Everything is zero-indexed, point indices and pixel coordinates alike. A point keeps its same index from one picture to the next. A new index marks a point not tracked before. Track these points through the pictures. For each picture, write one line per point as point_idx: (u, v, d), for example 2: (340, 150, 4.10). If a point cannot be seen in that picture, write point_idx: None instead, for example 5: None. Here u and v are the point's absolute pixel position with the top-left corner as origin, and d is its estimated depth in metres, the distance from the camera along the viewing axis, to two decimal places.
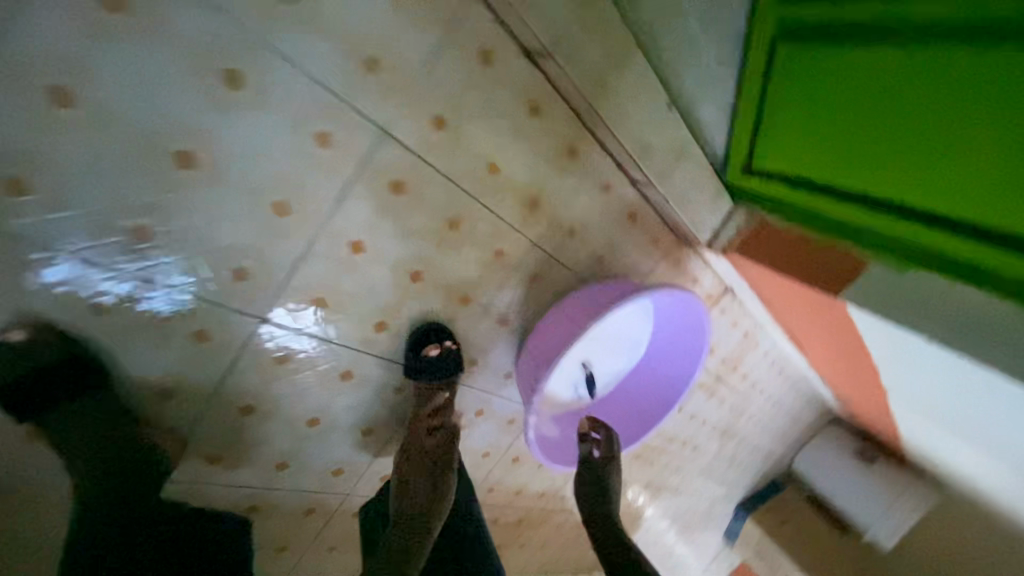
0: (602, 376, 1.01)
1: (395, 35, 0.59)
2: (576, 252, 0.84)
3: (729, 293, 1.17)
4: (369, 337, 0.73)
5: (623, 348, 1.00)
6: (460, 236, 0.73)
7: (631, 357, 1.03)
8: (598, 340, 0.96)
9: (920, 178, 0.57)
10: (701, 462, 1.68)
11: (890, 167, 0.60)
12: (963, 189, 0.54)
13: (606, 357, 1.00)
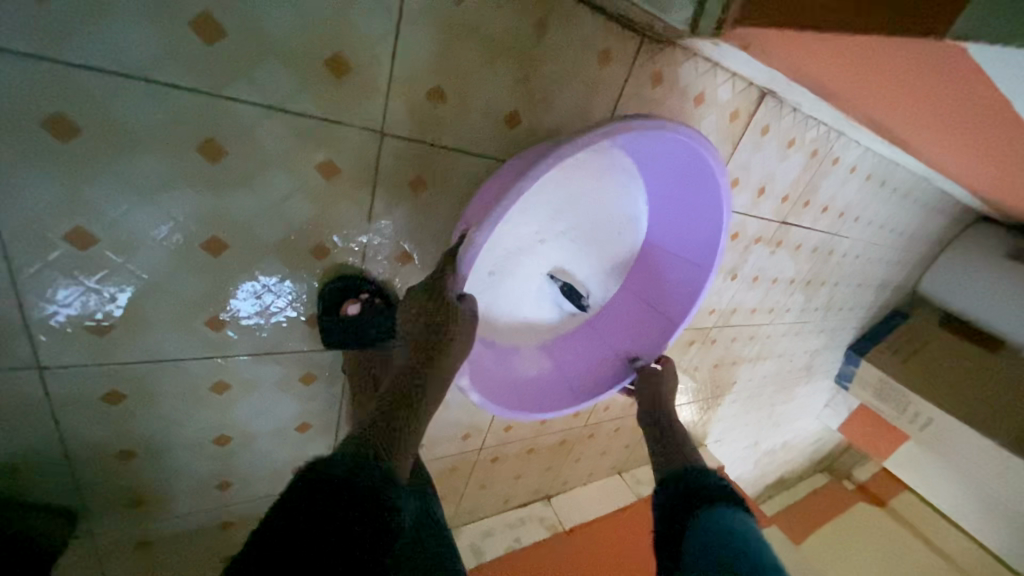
0: (588, 279, 0.74)
1: None
2: (467, 123, 0.53)
3: (767, 97, 0.76)
4: (214, 340, 0.54)
5: (603, 232, 0.71)
6: (240, 162, 0.45)
7: (622, 242, 0.74)
8: (558, 234, 0.68)
9: None
10: (785, 323, 1.37)
11: None
12: None
13: (582, 253, 0.72)
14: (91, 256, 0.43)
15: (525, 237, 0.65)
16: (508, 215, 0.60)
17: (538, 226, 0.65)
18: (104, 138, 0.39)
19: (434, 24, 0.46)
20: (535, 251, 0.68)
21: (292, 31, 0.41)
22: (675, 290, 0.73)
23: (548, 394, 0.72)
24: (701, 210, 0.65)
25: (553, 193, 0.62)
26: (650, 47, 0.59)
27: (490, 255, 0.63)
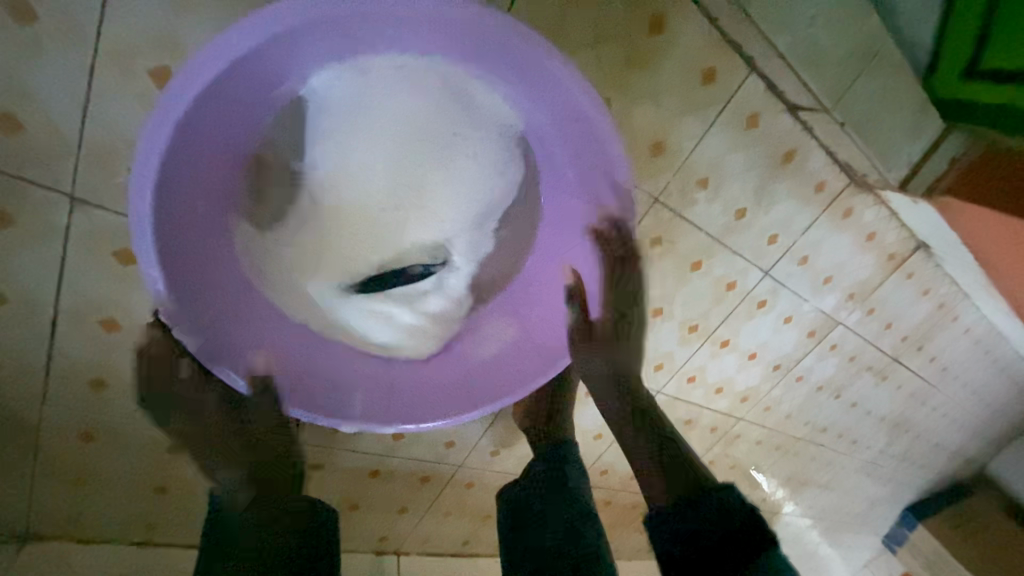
0: (452, 222, 0.55)
1: None
2: (711, 208, 0.68)
3: (920, 249, 0.89)
4: None
5: (464, 153, 0.52)
6: None
7: (469, 173, 0.53)
8: (388, 172, 0.51)
9: None
10: (860, 458, 1.39)
11: None
12: None
13: (397, 173, 0.51)
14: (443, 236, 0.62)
15: (309, 175, 0.49)
16: (278, 143, 0.47)
17: (311, 161, 0.49)
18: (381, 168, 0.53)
19: (726, 136, 0.62)
20: (311, 197, 0.50)
21: (643, 122, 0.58)
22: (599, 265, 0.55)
23: (477, 389, 0.55)
24: (585, 151, 0.49)
25: (337, 116, 0.48)
26: (854, 188, 0.74)
27: (273, 217, 0.50)
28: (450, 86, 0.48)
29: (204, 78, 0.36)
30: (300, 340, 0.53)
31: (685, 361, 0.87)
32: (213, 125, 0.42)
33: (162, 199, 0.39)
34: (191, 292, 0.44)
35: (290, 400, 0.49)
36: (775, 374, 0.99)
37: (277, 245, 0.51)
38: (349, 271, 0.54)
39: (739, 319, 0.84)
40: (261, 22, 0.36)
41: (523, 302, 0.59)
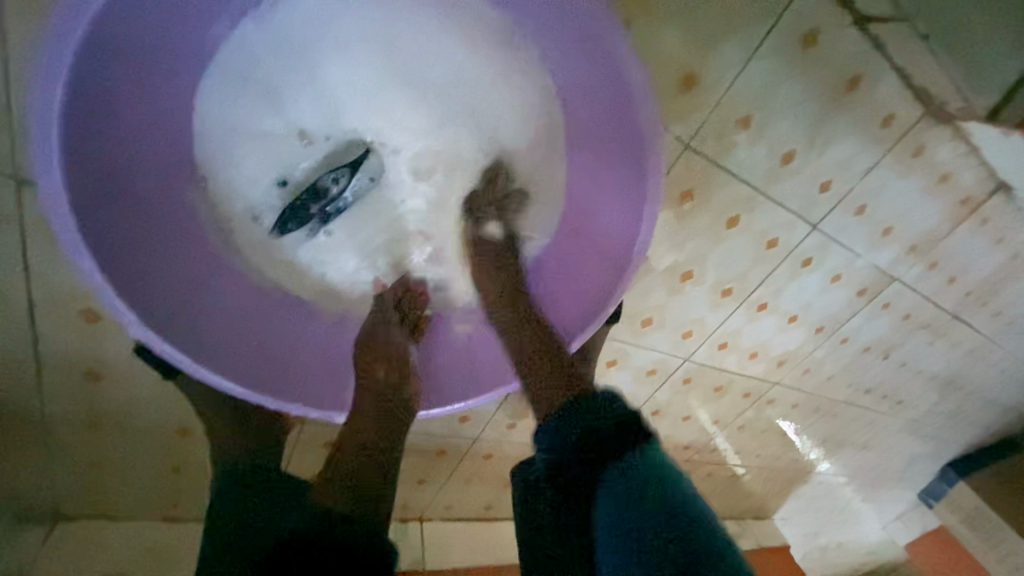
0: (451, 164, 0.48)
1: None
2: (753, 151, 0.57)
3: (1002, 190, 0.76)
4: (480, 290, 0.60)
5: (462, 90, 0.45)
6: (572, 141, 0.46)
7: (466, 115, 0.46)
8: (352, 93, 0.43)
9: None
10: (903, 418, 1.31)
11: None
12: None
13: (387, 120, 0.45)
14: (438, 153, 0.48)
15: (290, 117, 0.43)
16: (248, 87, 0.40)
17: (295, 103, 0.43)
18: (350, 97, 0.43)
19: (776, 62, 0.51)
20: (294, 144, 0.44)
21: (677, 52, 0.47)
22: (619, 200, 0.45)
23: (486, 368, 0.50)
24: (612, 95, 0.39)
25: (321, 55, 0.41)
26: (929, 120, 0.62)
27: (254, 177, 0.44)
28: (439, 17, 0.41)
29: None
30: (283, 323, 0.47)
31: (717, 326, 0.79)
32: (142, 65, 0.35)
33: (79, 171, 0.33)
34: (140, 268, 0.38)
35: (251, 386, 0.43)
36: (817, 336, 0.90)
37: (252, 220, 0.45)
38: (265, 195, 0.44)
39: (781, 278, 0.75)
40: None
41: (536, 266, 0.52)
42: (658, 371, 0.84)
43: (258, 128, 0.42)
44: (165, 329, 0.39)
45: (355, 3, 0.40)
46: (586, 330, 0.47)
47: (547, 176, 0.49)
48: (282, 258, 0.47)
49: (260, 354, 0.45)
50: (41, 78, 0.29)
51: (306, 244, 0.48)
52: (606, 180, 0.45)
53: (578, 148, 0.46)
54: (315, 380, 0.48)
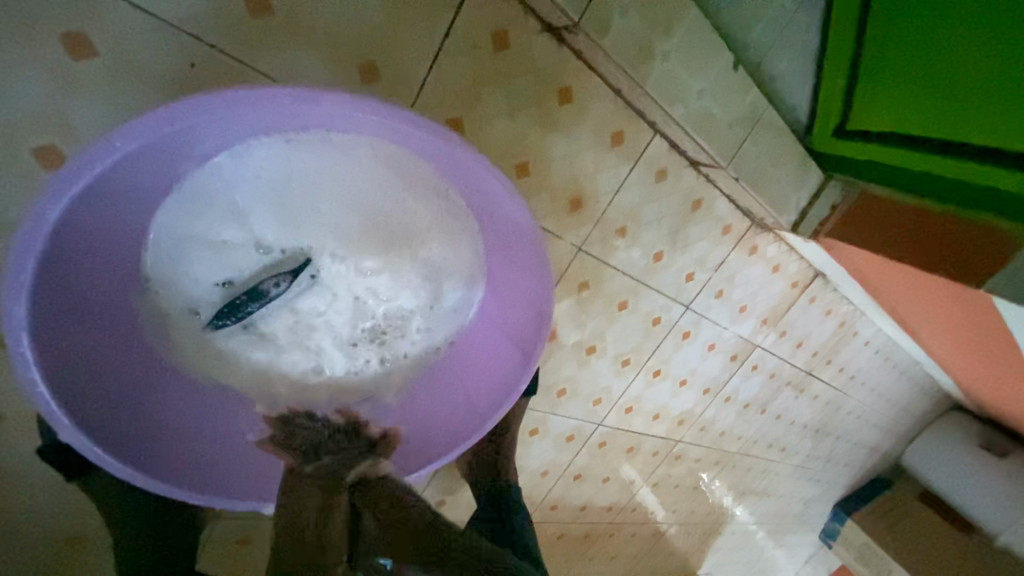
0: (394, 273, 0.53)
1: (386, 28, 0.44)
2: (631, 252, 0.72)
3: (818, 276, 0.99)
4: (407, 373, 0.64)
5: (412, 216, 0.50)
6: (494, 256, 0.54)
7: (413, 232, 0.51)
8: (305, 216, 0.47)
9: (945, 113, 0.54)
10: (790, 464, 1.49)
11: (919, 113, 0.57)
12: (999, 118, 0.50)
13: (335, 240, 0.49)
14: (384, 264, 0.52)
15: (249, 229, 0.46)
16: (213, 205, 0.44)
17: (252, 221, 0.46)
18: (304, 218, 0.47)
19: (639, 190, 0.67)
20: (249, 253, 0.46)
21: (565, 183, 0.61)
22: (531, 320, 0.52)
23: (416, 442, 0.56)
24: (519, 240, 0.49)
25: (289, 184, 0.45)
26: (756, 229, 0.82)
27: (201, 280, 0.46)
28: (397, 160, 0.46)
29: (91, 179, 0.32)
30: (212, 411, 0.49)
31: (623, 392, 0.91)
32: (110, 206, 0.38)
33: (41, 313, 0.35)
34: (90, 379, 0.41)
35: (182, 485, 0.44)
36: (706, 396, 1.05)
37: (190, 316, 0.47)
38: (205, 291, 0.47)
39: (668, 349, 0.90)
40: (151, 127, 0.31)
41: (462, 350, 0.57)
42: (575, 436, 0.92)
43: (210, 238, 0.45)
44: (103, 436, 0.41)
45: (319, 146, 0.44)
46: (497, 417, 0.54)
47: (474, 276, 0.55)
48: (214, 352, 0.49)
49: (191, 448, 0.47)
50: (18, 249, 0.31)
51: (240, 335, 0.49)
52: (519, 290, 0.53)
53: (499, 259, 0.53)
54: (246, 472, 0.49)
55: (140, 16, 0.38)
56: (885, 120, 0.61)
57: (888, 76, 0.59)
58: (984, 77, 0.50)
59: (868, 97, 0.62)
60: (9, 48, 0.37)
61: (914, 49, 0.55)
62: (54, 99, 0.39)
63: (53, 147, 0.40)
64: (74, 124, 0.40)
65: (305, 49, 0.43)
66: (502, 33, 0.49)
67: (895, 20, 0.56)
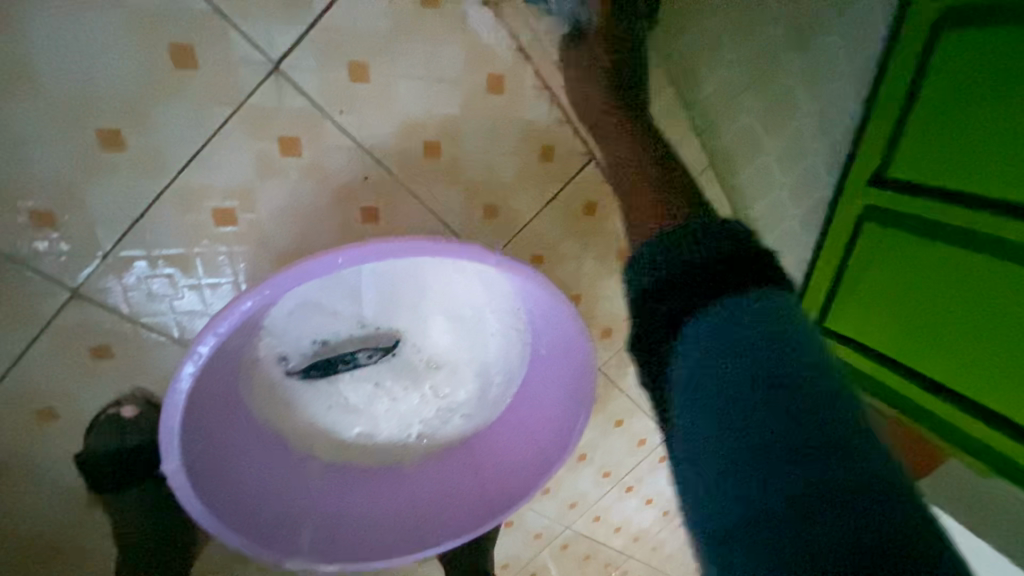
0: (456, 367, 0.61)
1: (514, 182, 0.57)
2: (637, 379, 0.83)
3: None
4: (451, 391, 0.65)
5: (488, 325, 0.60)
6: (539, 371, 0.63)
7: (481, 337, 0.60)
8: (407, 306, 0.55)
9: (906, 338, 0.70)
10: None
11: (887, 330, 0.73)
12: (946, 359, 0.66)
13: (420, 331, 0.57)
14: (450, 357, 0.60)
15: (361, 306, 0.53)
16: (344, 284, 0.51)
17: (366, 301, 0.53)
18: (406, 308, 0.55)
19: None
20: (352, 326, 0.53)
21: (606, 318, 0.73)
22: (558, 438, 0.60)
23: (425, 529, 0.60)
24: (571, 372, 0.59)
25: (407, 282, 0.54)
26: None
27: (305, 337, 0.52)
28: (495, 285, 0.56)
29: (304, 276, 0.39)
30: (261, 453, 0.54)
31: (596, 500, 0.97)
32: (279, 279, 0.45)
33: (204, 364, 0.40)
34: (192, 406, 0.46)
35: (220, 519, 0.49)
36: (664, 518, 1.12)
37: (278, 363, 0.52)
38: (300, 347, 0.52)
39: (644, 469, 0.98)
40: (368, 251, 0.41)
41: (484, 443, 0.64)
42: (543, 534, 0.96)
43: (325, 306, 0.51)
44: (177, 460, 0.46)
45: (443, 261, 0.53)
46: (504, 516, 0.60)
47: (516, 381, 0.64)
48: (282, 396, 0.54)
49: (231, 484, 0.51)
50: (220, 315, 0.38)
51: (313, 390, 0.55)
52: (554, 410, 0.61)
53: (544, 378, 0.62)
54: (273, 519, 0.54)
55: (342, 136, 0.48)
56: (855, 326, 0.77)
57: (863, 295, 0.75)
58: (938, 322, 0.66)
59: (843, 305, 0.79)
60: (235, 136, 0.46)
61: (888, 282, 0.72)
62: (247, 175, 0.47)
63: (228, 208, 0.48)
64: (254, 196, 0.48)
65: (452, 184, 0.54)
66: (593, 203, 0.62)
67: (874, 258, 0.73)
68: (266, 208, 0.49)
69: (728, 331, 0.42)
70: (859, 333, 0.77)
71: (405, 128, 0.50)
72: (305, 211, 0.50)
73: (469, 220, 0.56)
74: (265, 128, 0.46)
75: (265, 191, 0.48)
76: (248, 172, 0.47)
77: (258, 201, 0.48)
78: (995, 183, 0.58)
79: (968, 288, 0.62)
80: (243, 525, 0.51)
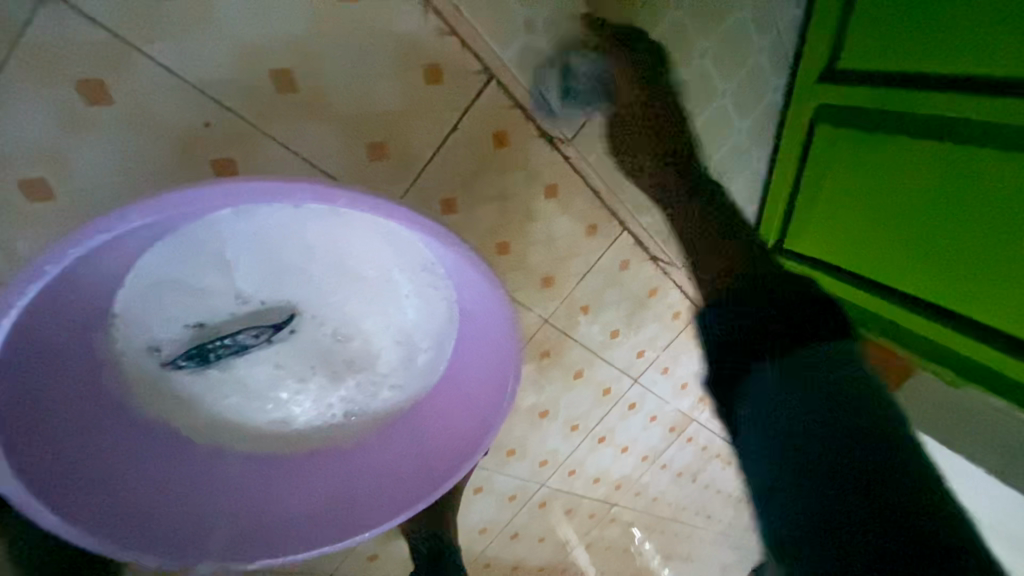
0: (369, 335, 0.54)
1: (399, 114, 0.48)
2: (591, 328, 0.78)
3: None
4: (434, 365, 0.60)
5: (399, 285, 0.53)
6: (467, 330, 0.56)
7: (396, 299, 0.54)
8: (294, 274, 0.48)
9: (869, 247, 0.64)
10: (715, 532, 1.55)
11: (849, 242, 0.67)
12: (913, 263, 0.60)
13: (317, 299, 0.50)
14: (360, 326, 0.53)
15: (233, 278, 0.46)
16: (202, 256, 0.44)
17: (239, 272, 0.46)
18: (294, 276, 0.48)
19: (604, 275, 0.73)
20: (228, 302, 0.46)
21: (544, 265, 0.66)
22: (489, 405, 0.55)
23: (358, 513, 0.56)
24: (494, 334, 0.53)
25: (285, 244, 0.46)
26: None
27: (171, 320, 0.45)
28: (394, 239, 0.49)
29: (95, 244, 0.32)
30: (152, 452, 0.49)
31: (568, 455, 0.94)
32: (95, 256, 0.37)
33: None
34: (7, 402, 0.40)
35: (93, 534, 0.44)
36: (644, 463, 1.10)
37: (149, 354, 0.46)
38: (170, 332, 0.45)
39: (615, 417, 0.95)
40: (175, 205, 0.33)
41: (416, 417, 0.59)
42: (517, 495, 0.94)
43: (188, 282, 0.44)
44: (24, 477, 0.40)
45: (323, 215, 0.46)
46: (440, 492, 0.55)
47: (442, 346, 0.57)
48: (165, 389, 0.48)
49: (104, 489, 0.46)
50: None
51: (201, 378, 0.49)
52: (484, 376, 0.56)
53: (471, 342, 0.56)
54: (177, 523, 0.49)
55: (164, 76, 0.40)
56: (815, 242, 0.71)
57: (823, 206, 0.69)
58: (905, 224, 0.59)
59: (802, 221, 0.72)
60: (19, 86, 0.37)
61: (848, 188, 0.65)
62: (53, 136, 0.39)
63: (42, 180, 0.40)
64: (70, 161, 0.40)
65: (322, 122, 0.46)
66: (503, 132, 0.54)
67: (832, 162, 0.66)
68: (90, 174, 0.41)
69: (801, 401, 0.50)
70: (819, 249, 0.71)
71: (245, 58, 0.41)
72: (140, 174, 0.42)
73: (352, 165, 0.48)
74: (59, 74, 0.38)
75: (82, 154, 0.40)
76: (54, 131, 0.39)
77: (77, 168, 0.40)
78: (979, 55, 0.50)
79: (937, 184, 0.55)
80: (123, 533, 0.46)
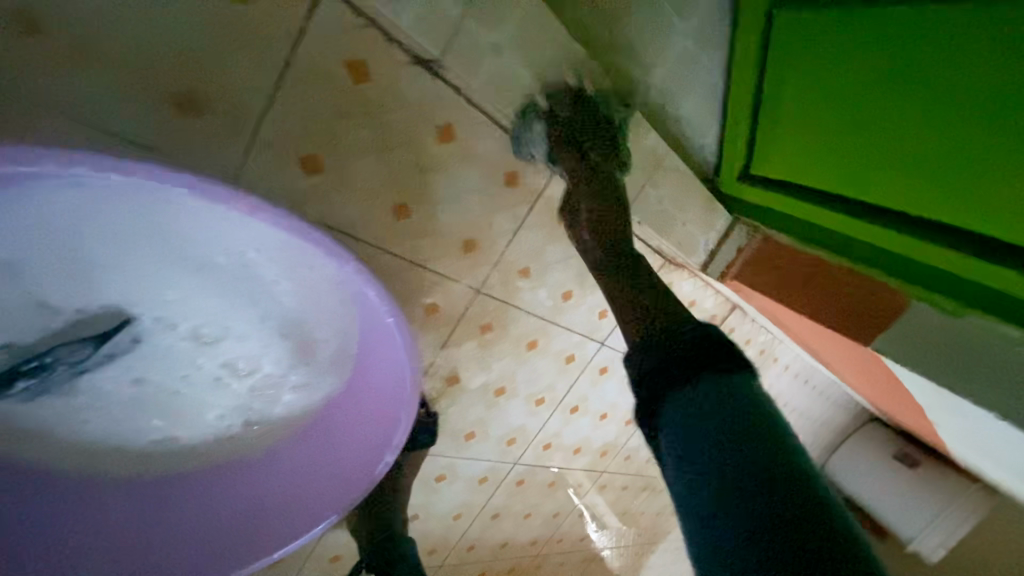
0: (243, 333, 0.45)
1: (205, 52, 0.38)
2: (536, 293, 0.68)
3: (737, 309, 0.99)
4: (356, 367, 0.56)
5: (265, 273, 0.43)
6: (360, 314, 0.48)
7: (266, 287, 0.44)
8: (113, 271, 0.38)
9: (837, 159, 0.52)
10: None
11: (817, 154, 0.55)
12: (884, 175, 0.48)
13: (158, 299, 0.41)
14: (228, 325, 0.44)
15: (29, 286, 0.36)
16: None
17: (35, 278, 0.36)
18: (116, 275, 0.39)
19: (540, 231, 0.63)
20: (36, 315, 0.38)
21: (457, 226, 0.56)
22: (393, 405, 0.50)
23: (266, 527, 0.52)
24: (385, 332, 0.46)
25: (84, 238, 0.36)
26: None
27: None
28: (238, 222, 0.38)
29: None
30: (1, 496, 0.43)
31: (538, 430, 0.87)
32: None
33: None
34: None
35: None
36: (629, 427, 1.03)
37: None
38: None
39: (585, 385, 0.87)
40: None
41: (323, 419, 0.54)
42: (489, 477, 0.88)
43: None
44: None
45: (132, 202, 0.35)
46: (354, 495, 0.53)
47: (333, 335, 0.49)
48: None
49: None
50: None
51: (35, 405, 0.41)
52: (383, 375, 0.50)
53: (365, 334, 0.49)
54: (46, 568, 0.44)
55: None
56: (782, 158, 0.59)
57: (788, 114, 0.56)
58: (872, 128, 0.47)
59: (768, 134, 0.60)
60: None
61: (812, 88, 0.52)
62: None
63: None
64: None
65: (100, 73, 0.36)
66: (359, 62, 0.44)
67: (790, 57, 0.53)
68: None
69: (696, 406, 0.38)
70: (787, 167, 0.59)
71: None
72: None
73: (159, 126, 0.38)
74: None
75: None
76: None
77: None
78: None
79: (886, 106, 0.45)
80: None
